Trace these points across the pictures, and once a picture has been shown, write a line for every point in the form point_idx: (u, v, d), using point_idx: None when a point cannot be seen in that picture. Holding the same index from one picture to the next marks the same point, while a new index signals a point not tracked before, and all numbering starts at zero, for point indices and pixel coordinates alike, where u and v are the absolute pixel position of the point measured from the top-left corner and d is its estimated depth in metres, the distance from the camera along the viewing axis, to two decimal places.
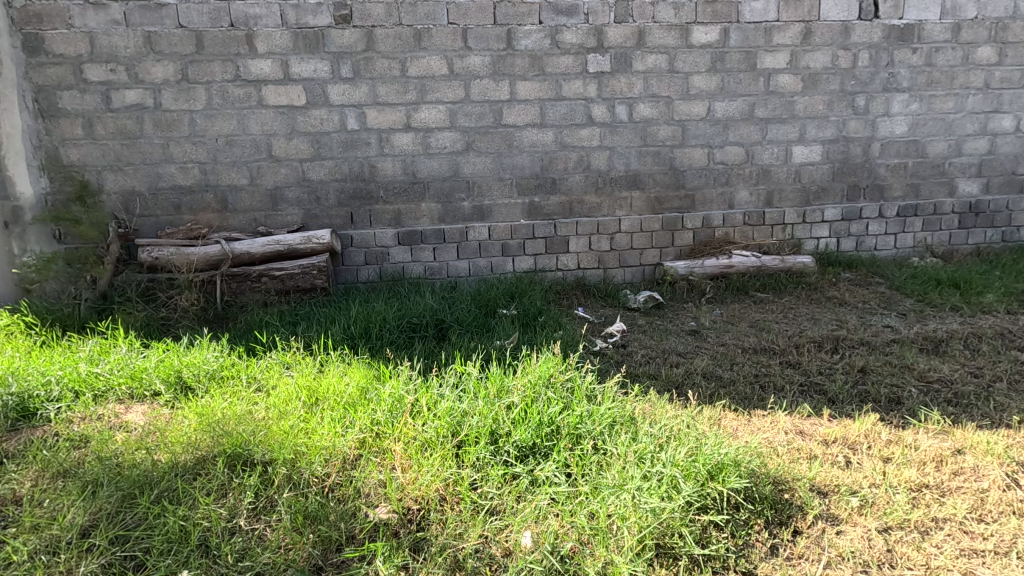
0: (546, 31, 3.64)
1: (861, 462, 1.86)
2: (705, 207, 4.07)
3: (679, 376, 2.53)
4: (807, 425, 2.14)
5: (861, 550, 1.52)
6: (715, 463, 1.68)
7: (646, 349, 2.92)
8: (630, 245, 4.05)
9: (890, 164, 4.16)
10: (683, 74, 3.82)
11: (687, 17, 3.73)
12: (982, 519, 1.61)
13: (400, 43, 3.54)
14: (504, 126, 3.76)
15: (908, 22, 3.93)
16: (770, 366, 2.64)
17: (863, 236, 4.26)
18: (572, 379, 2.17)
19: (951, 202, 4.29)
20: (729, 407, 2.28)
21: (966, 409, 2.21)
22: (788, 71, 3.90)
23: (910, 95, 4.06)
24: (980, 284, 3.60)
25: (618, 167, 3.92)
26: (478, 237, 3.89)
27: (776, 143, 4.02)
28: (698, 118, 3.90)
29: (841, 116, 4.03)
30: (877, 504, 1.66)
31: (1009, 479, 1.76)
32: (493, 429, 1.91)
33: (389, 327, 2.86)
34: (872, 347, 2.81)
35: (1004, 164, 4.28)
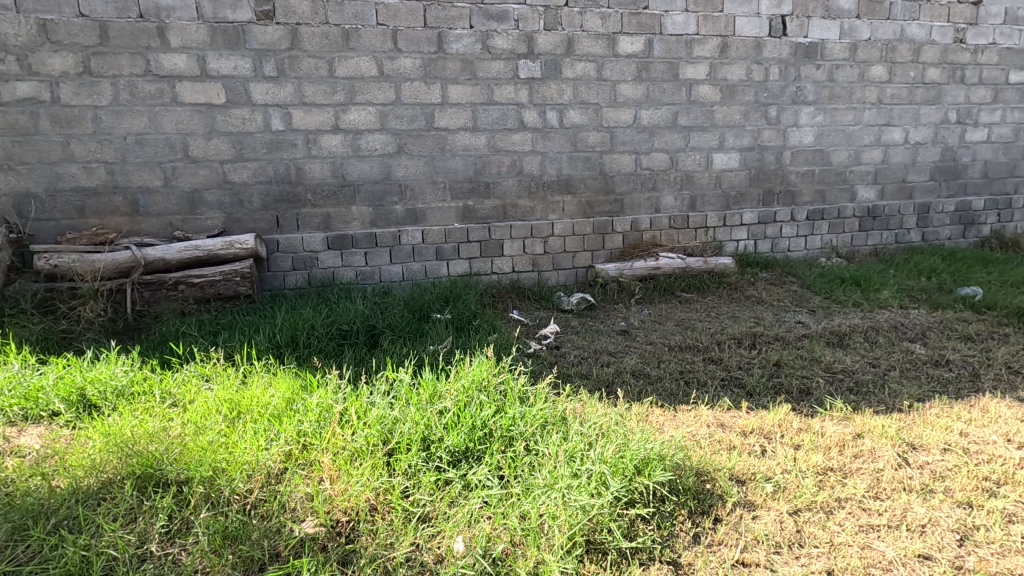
0: (477, 36, 3.65)
1: (775, 450, 1.98)
2: (633, 211, 4.21)
3: (609, 375, 2.60)
4: (727, 417, 2.26)
5: (774, 532, 1.61)
6: (641, 458, 1.74)
7: (579, 350, 2.99)
8: (563, 248, 4.13)
9: (800, 171, 4.48)
10: (611, 82, 3.94)
11: (614, 27, 3.85)
12: (878, 496, 1.74)
13: (327, 42, 3.45)
14: (436, 129, 3.73)
15: (812, 41, 4.25)
16: (694, 363, 2.77)
17: (778, 238, 4.55)
18: (504, 382, 2.19)
19: (852, 206, 4.67)
20: (656, 403, 2.37)
21: (865, 396, 2.41)
22: (707, 82, 4.11)
23: (816, 108, 4.38)
24: (878, 282, 3.93)
25: (550, 171, 3.99)
26: (412, 241, 3.84)
27: (698, 150, 4.22)
28: (625, 125, 4.04)
29: (756, 126, 4.29)
30: (789, 488, 1.77)
31: (901, 458, 1.92)
32: (426, 434, 1.89)
33: (318, 334, 2.77)
34: (786, 342, 3.00)
35: (896, 172, 4.71)
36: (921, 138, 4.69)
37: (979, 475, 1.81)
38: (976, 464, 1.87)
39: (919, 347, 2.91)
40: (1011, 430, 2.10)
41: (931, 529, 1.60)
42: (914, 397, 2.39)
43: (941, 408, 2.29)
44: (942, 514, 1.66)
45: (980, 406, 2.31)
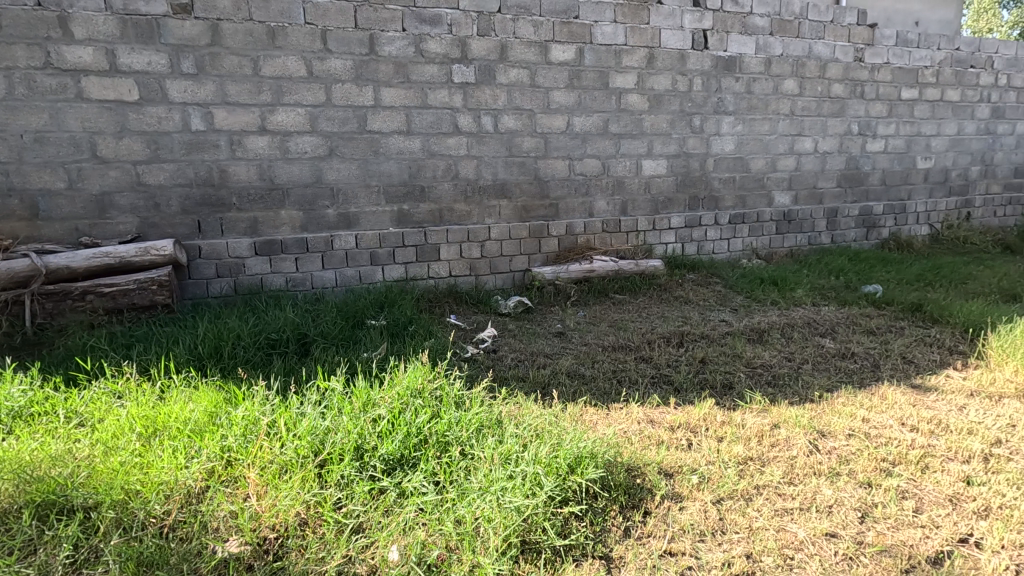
0: (409, 39, 3.62)
1: (700, 443, 2.09)
2: (568, 215, 4.30)
3: (545, 377, 2.65)
4: (656, 413, 2.35)
5: (699, 521, 1.68)
6: (574, 457, 1.79)
7: (516, 353, 3.02)
8: (500, 252, 4.15)
9: (722, 178, 4.73)
10: (544, 89, 4.02)
11: (546, 35, 3.94)
12: (792, 481, 1.87)
13: (251, 40, 3.31)
14: (369, 132, 3.67)
15: (730, 55, 4.51)
16: (626, 362, 2.87)
17: (703, 241, 4.79)
18: (440, 388, 2.18)
19: (770, 211, 4.98)
20: (589, 403, 2.44)
21: (781, 389, 2.57)
22: (635, 91, 4.27)
23: (735, 118, 4.65)
24: (793, 281, 4.21)
25: (486, 176, 4.01)
26: (345, 246, 3.75)
27: (628, 157, 4.37)
28: (559, 131, 4.12)
29: (681, 134, 4.50)
30: (712, 479, 1.87)
31: (812, 445, 2.07)
32: (359, 443, 1.85)
33: (244, 344, 2.65)
34: (711, 339, 3.16)
35: (808, 179, 5.06)
36: (828, 147, 5.07)
37: (878, 457, 1.97)
38: (876, 447, 2.04)
39: (828, 342, 3.15)
40: (906, 414, 2.30)
41: (837, 509, 1.73)
42: (823, 387, 2.58)
43: (847, 397, 2.48)
44: (846, 494, 1.79)
45: (879, 394, 2.51)
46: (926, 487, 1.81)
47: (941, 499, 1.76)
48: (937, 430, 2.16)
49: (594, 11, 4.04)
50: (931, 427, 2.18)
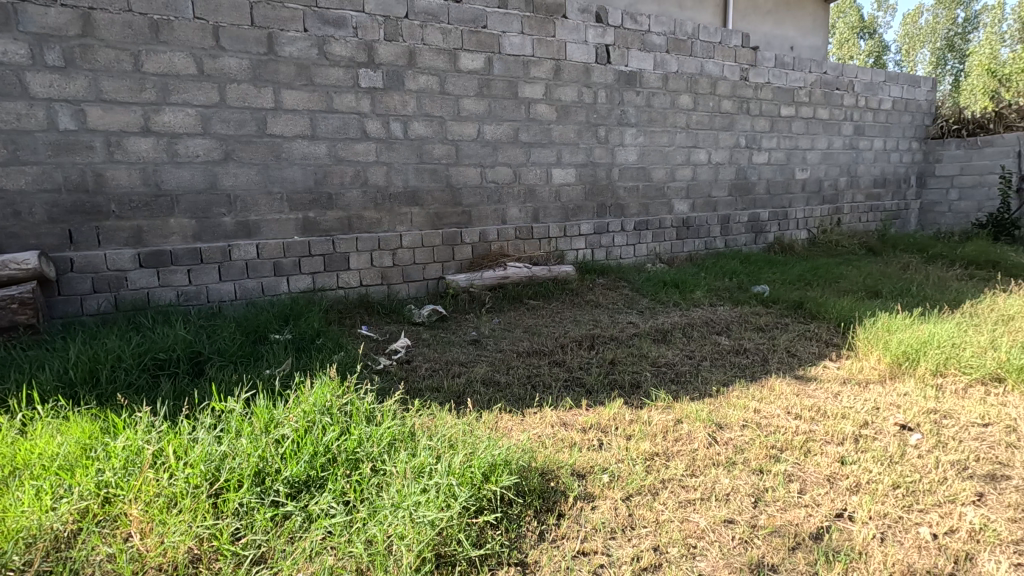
0: (311, 40, 3.49)
1: (610, 442, 2.16)
2: (481, 223, 4.31)
3: (460, 386, 2.63)
4: (569, 415, 2.41)
5: (610, 519, 1.73)
6: (488, 465, 1.79)
7: (430, 363, 2.97)
8: (413, 260, 4.08)
9: (627, 186, 4.97)
10: (454, 96, 4.02)
11: (455, 43, 3.94)
12: (694, 473, 1.97)
13: (131, 32, 3.03)
14: (269, 136, 3.47)
15: (631, 70, 4.76)
16: (540, 367, 2.91)
17: (611, 247, 4.99)
18: (349, 403, 2.10)
19: (670, 218, 5.29)
20: (504, 409, 2.45)
21: (683, 386, 2.72)
22: (544, 101, 4.39)
23: (637, 130, 4.90)
24: (692, 284, 4.49)
25: (396, 183, 3.92)
26: (245, 256, 3.52)
27: (539, 165, 4.47)
28: (470, 139, 4.13)
29: (588, 144, 4.67)
30: (622, 476, 1.94)
31: (711, 438, 2.21)
32: (259, 467, 1.73)
33: (126, 366, 2.39)
34: (619, 341, 3.30)
35: (704, 188, 5.43)
36: (720, 159, 5.47)
37: (768, 445, 2.14)
38: (766, 435, 2.21)
39: (724, 339, 3.38)
40: (790, 403, 2.51)
41: (733, 496, 1.84)
42: (720, 382, 2.76)
43: (740, 390, 2.67)
44: (741, 481, 1.92)
45: (768, 386, 2.73)
46: (808, 469, 1.98)
47: (821, 479, 1.93)
48: (817, 416, 2.38)
49: (502, 22, 4.11)
50: (811, 414, 2.40)
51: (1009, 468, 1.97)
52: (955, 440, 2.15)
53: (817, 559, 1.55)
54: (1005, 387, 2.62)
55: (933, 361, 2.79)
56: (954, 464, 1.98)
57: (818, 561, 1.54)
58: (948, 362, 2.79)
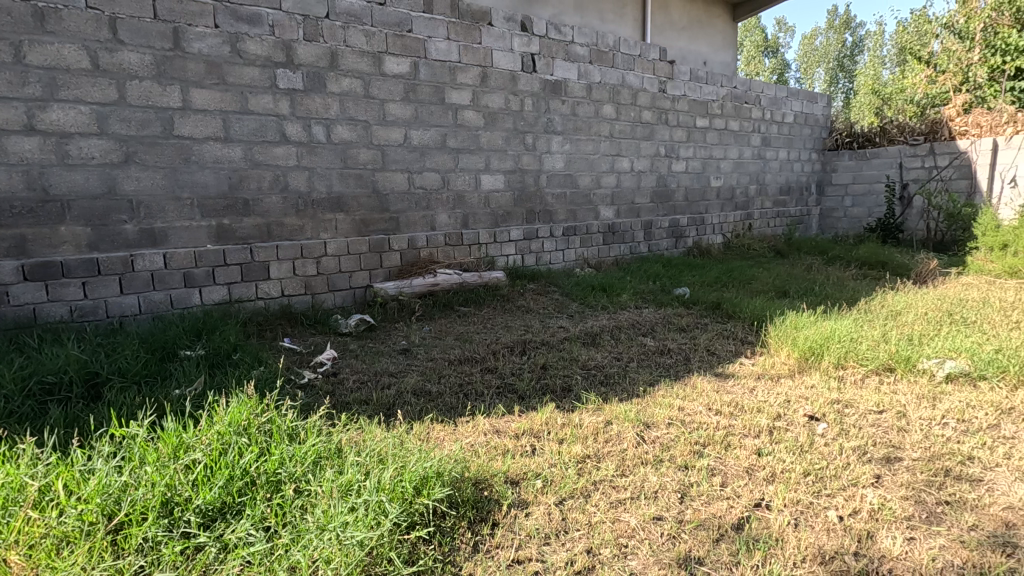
0: (223, 37, 3.30)
1: (542, 447, 2.18)
2: (409, 229, 4.23)
3: (390, 398, 2.56)
4: (502, 423, 2.40)
5: (544, 524, 1.73)
6: (419, 478, 1.75)
7: (358, 374, 2.87)
8: (338, 268, 3.94)
9: (555, 193, 5.05)
10: (379, 100, 3.92)
11: (379, 46, 3.86)
12: (624, 473, 2.02)
13: (11, 20, 2.74)
14: (176, 137, 3.24)
15: (556, 79, 4.86)
16: (472, 375, 2.89)
17: (540, 253, 5.05)
18: (269, 422, 1.99)
19: (597, 223, 5.43)
20: (436, 420, 2.40)
21: (612, 387, 2.79)
22: (471, 108, 4.38)
23: (563, 138, 5.00)
24: (619, 287, 4.63)
25: (319, 188, 3.77)
26: (151, 267, 3.25)
27: (467, 171, 4.45)
28: (396, 144, 4.05)
29: (516, 151, 4.71)
30: (555, 481, 1.95)
31: (639, 437, 2.27)
32: (167, 497, 1.58)
33: (6, 393, 2.13)
34: (550, 345, 3.34)
35: (627, 195, 5.63)
36: (642, 167, 5.70)
37: (692, 441, 2.23)
38: (690, 432, 2.30)
39: (649, 340, 3.51)
40: (711, 400, 2.63)
41: (661, 493, 1.90)
42: (646, 382, 2.86)
43: (665, 390, 2.77)
44: (668, 478, 1.98)
45: (690, 384, 2.85)
46: (729, 463, 2.08)
47: (740, 471, 2.03)
48: (735, 411, 2.51)
49: (427, 26, 4.07)
50: (730, 410, 2.52)
51: (900, 450, 2.15)
52: (855, 427, 2.33)
53: (739, 549, 1.61)
54: (896, 375, 2.88)
55: (835, 355, 3.03)
56: (855, 450, 2.15)
57: (740, 551, 1.61)
58: (848, 355, 3.03)
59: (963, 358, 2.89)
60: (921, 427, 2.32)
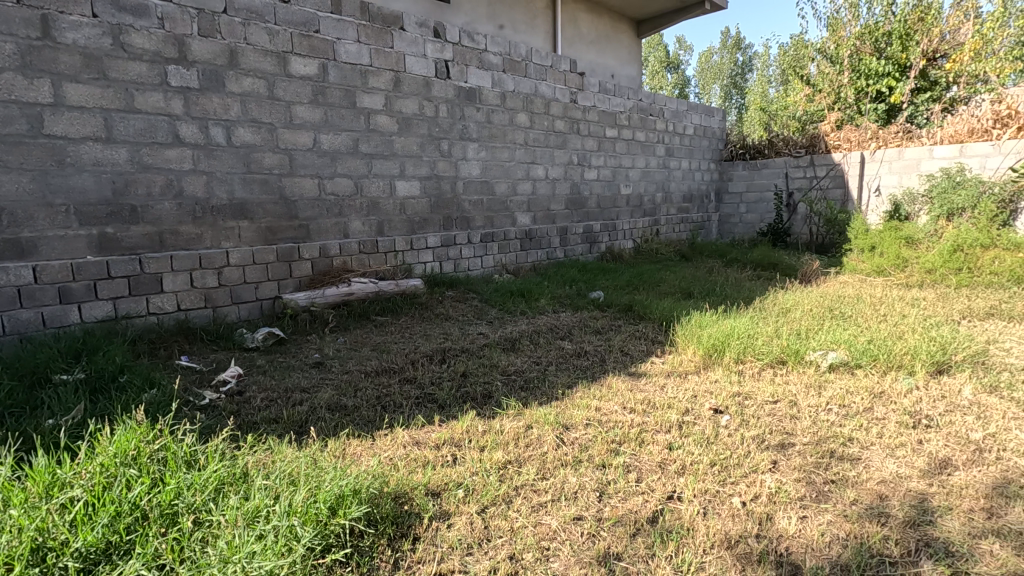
0: (103, 27, 3.01)
1: (463, 456, 2.16)
2: (320, 237, 4.06)
3: (302, 415, 2.43)
4: (422, 434, 2.35)
5: (466, 534, 1.70)
6: (334, 498, 1.67)
7: (266, 392, 2.70)
8: (243, 279, 3.69)
9: (472, 200, 5.06)
10: (284, 102, 3.74)
11: (283, 45, 3.68)
12: (544, 476, 2.04)
13: None
14: (48, 137, 2.91)
15: (471, 86, 4.88)
16: (390, 387, 2.81)
17: (459, 259, 5.03)
18: (163, 449, 1.82)
19: (514, 230, 5.50)
20: (352, 435, 2.31)
21: (532, 392, 2.82)
22: (384, 112, 4.29)
23: (479, 145, 5.02)
24: (537, 293, 4.70)
25: (219, 194, 3.52)
26: (17, 281, 2.88)
27: (381, 177, 4.35)
28: (304, 148, 3.87)
29: (431, 157, 4.67)
30: (477, 489, 1.94)
31: (559, 439, 2.31)
32: (37, 543, 1.37)
33: None
34: (470, 353, 3.33)
35: (543, 202, 5.75)
36: (556, 174, 5.84)
37: (609, 440, 2.30)
38: (606, 431, 2.38)
39: (567, 344, 3.59)
40: (626, 398, 2.73)
41: (581, 493, 1.94)
42: (564, 385, 2.92)
43: (583, 391, 2.84)
44: (587, 478, 2.03)
45: (606, 384, 2.95)
46: (643, 459, 2.17)
47: (654, 466, 2.12)
48: (647, 408, 2.62)
49: (336, 28, 3.94)
50: (644, 407, 2.64)
51: (793, 436, 2.34)
52: (754, 417, 2.51)
53: (654, 541, 1.68)
54: (787, 367, 3.14)
55: (735, 350, 3.25)
56: (754, 438, 2.31)
57: (655, 543, 1.67)
58: (746, 351, 3.26)
59: (842, 349, 3.20)
60: (809, 413, 2.54)
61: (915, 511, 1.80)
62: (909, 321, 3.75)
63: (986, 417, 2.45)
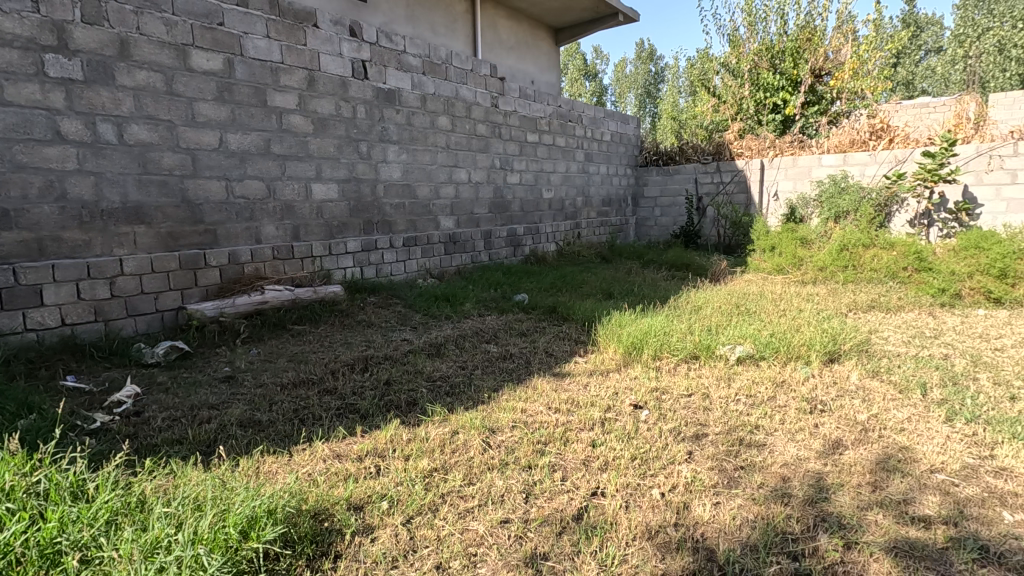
0: None
1: (388, 466, 2.10)
2: (229, 243, 3.81)
3: (210, 433, 2.26)
4: (343, 446, 2.26)
5: (391, 547, 1.65)
6: (246, 521, 1.56)
7: (168, 411, 2.49)
8: (141, 289, 3.39)
9: (393, 203, 4.95)
10: (185, 98, 3.49)
11: (183, 37, 3.43)
12: (470, 482, 2.02)
13: None
14: None
15: (390, 88, 4.78)
16: (308, 399, 2.68)
17: (381, 264, 4.91)
18: (43, 481, 1.62)
19: (437, 233, 5.44)
20: (267, 451, 2.18)
21: (457, 397, 2.79)
22: (298, 112, 4.11)
23: (400, 147, 4.93)
24: (461, 297, 4.67)
25: (110, 197, 3.22)
26: None
27: (296, 180, 4.15)
28: (209, 148, 3.62)
29: (350, 159, 4.52)
30: (402, 499, 1.89)
31: (485, 443, 2.30)
32: None
33: None
34: (393, 360, 3.24)
35: (466, 205, 5.74)
36: (479, 178, 5.85)
37: (534, 441, 2.32)
38: (532, 432, 2.40)
39: (492, 347, 3.60)
40: (551, 399, 2.77)
41: (507, 496, 1.94)
42: (490, 389, 2.91)
43: (509, 394, 2.85)
44: (514, 480, 2.03)
45: (532, 386, 2.98)
46: (568, 457, 2.20)
47: (578, 463, 2.16)
48: (571, 407, 2.68)
49: (243, 22, 3.73)
50: (567, 407, 2.69)
51: (706, 426, 2.48)
52: (671, 410, 2.63)
53: (579, 538, 1.71)
54: (700, 362, 3.32)
55: (652, 348, 3.40)
56: (672, 431, 2.42)
57: (580, 540, 1.70)
58: (662, 348, 3.41)
59: (748, 343, 3.43)
60: (720, 404, 2.69)
61: (813, 489, 1.95)
62: (805, 315, 4.09)
63: (870, 399, 2.72)
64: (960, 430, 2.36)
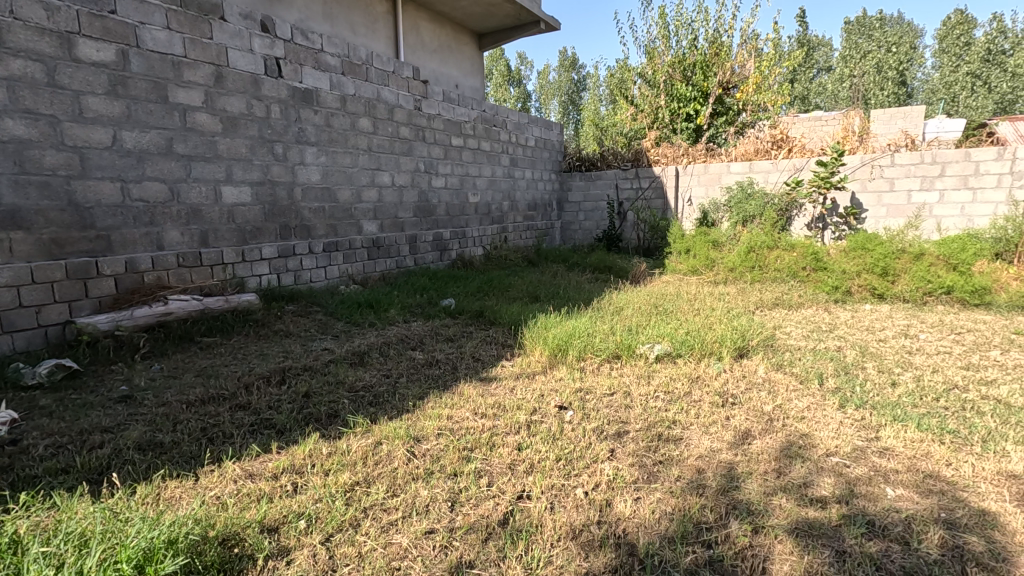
0: None
1: (305, 483, 1.99)
2: (125, 250, 3.50)
3: (103, 459, 2.06)
4: (256, 465, 2.13)
5: (308, 568, 1.57)
6: (143, 553, 1.42)
7: (52, 437, 2.24)
8: (19, 302, 3.05)
9: (312, 207, 4.75)
10: (71, 91, 3.17)
11: (66, 25, 3.12)
12: (394, 494, 1.96)
13: None
14: None
15: (306, 87, 4.59)
16: (218, 416, 2.51)
17: (299, 270, 4.70)
18: None
19: (360, 238, 5.28)
20: (171, 475, 2.01)
21: (380, 407, 2.71)
22: (203, 110, 3.85)
23: (318, 150, 4.74)
24: (386, 303, 4.55)
25: None
26: None
27: (203, 182, 3.89)
28: (100, 146, 3.31)
29: (263, 161, 4.30)
30: (321, 517, 1.80)
31: (409, 453, 2.25)
32: None
33: None
34: (312, 371, 3.11)
35: (390, 209, 5.61)
36: (403, 181, 5.74)
37: (460, 448, 2.29)
38: (458, 439, 2.37)
39: (418, 354, 3.53)
40: (477, 404, 2.76)
41: (432, 505, 1.90)
42: (415, 397, 2.85)
43: (434, 401, 2.81)
44: (438, 489, 2.00)
45: (458, 392, 2.94)
46: (494, 462, 2.20)
47: (504, 467, 2.16)
48: (498, 412, 2.68)
49: (138, 11, 3.44)
50: (494, 411, 2.68)
51: (627, 424, 2.55)
52: (594, 410, 2.69)
53: (505, 543, 1.70)
54: (622, 361, 3.42)
55: (577, 349, 3.47)
56: (594, 430, 2.48)
57: (506, 545, 1.70)
58: (586, 349, 3.49)
59: (665, 341, 3.59)
60: (640, 402, 2.79)
61: (725, 479, 2.06)
62: (716, 313, 4.33)
63: (774, 391, 2.92)
64: (851, 416, 2.58)
